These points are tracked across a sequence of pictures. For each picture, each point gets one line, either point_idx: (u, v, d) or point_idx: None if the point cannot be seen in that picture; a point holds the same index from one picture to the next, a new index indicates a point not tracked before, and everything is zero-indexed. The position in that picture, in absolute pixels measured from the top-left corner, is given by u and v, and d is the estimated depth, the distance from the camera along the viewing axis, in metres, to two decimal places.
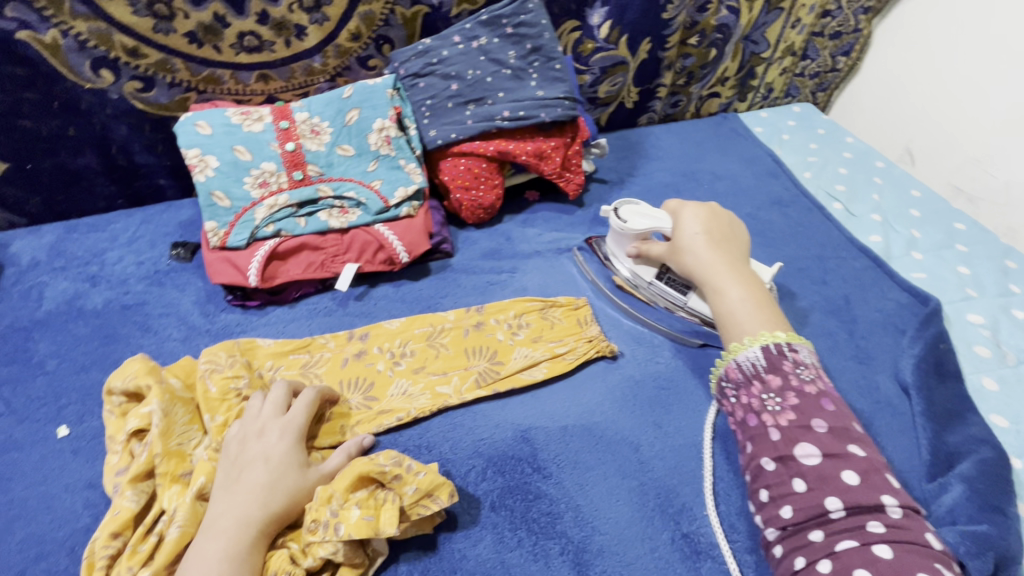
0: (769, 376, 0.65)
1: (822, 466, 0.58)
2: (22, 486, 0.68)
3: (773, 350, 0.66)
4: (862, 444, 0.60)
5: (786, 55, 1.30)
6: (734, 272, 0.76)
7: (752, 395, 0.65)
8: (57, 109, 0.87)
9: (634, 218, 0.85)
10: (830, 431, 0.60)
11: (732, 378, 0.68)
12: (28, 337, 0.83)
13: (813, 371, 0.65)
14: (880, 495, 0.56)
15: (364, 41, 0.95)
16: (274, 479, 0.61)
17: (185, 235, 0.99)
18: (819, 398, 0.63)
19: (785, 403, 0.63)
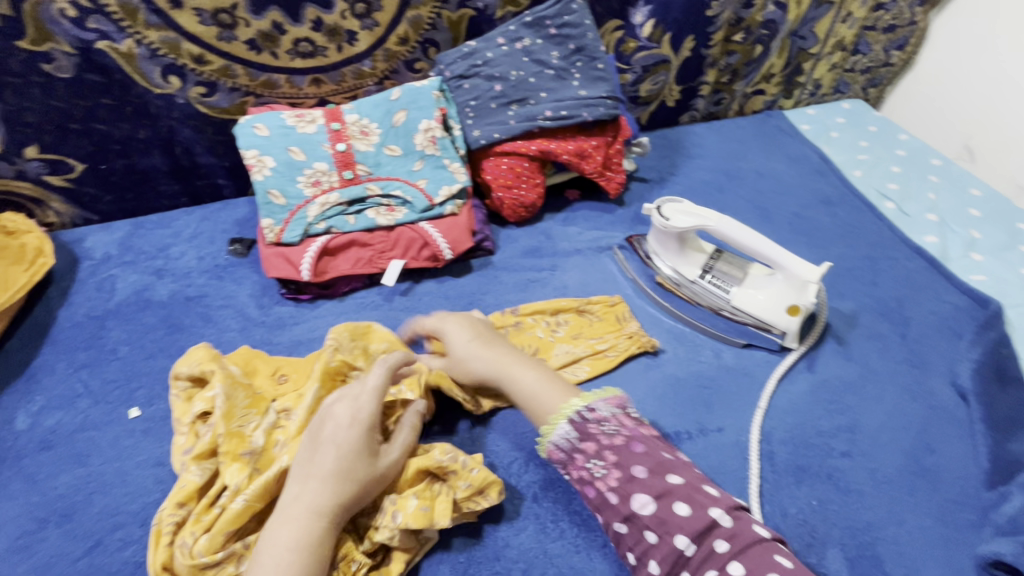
0: (585, 444, 0.61)
1: (659, 510, 0.56)
2: (99, 461, 0.73)
3: (576, 421, 0.62)
4: (682, 471, 0.58)
5: (835, 51, 1.26)
6: (517, 368, 0.70)
7: (582, 467, 0.61)
8: (130, 113, 0.94)
9: (677, 216, 0.84)
10: (654, 472, 0.58)
11: (559, 454, 0.63)
12: (102, 325, 0.90)
13: (617, 421, 0.62)
14: (714, 509, 0.55)
15: (412, 45, 0.98)
16: (346, 469, 0.59)
17: (242, 232, 1.04)
18: (629, 443, 0.60)
19: (606, 462, 0.60)
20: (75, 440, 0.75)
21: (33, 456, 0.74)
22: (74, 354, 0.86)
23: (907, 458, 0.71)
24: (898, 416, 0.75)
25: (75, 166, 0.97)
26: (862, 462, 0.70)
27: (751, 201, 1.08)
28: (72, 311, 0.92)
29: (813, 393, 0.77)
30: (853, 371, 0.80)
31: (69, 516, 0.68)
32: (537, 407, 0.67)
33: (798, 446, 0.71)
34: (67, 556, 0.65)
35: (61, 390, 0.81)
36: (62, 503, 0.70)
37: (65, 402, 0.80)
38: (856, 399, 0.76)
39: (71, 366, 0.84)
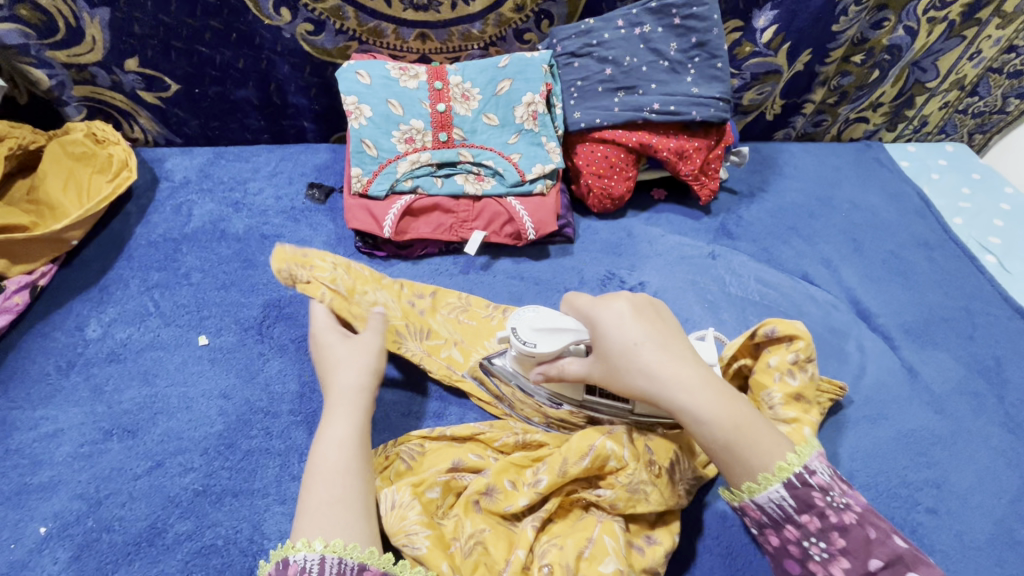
0: (801, 518, 0.54)
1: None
2: (165, 383, 0.73)
3: (794, 484, 0.54)
4: (879, 553, 0.50)
5: (952, 88, 1.19)
6: (707, 389, 0.57)
7: (787, 540, 0.55)
8: (234, 40, 0.92)
9: (541, 339, 0.63)
10: (887, 564, 0.50)
11: (754, 518, 0.56)
12: (176, 249, 0.89)
13: (844, 492, 0.54)
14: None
15: (526, 14, 0.95)
16: (336, 350, 0.67)
17: (321, 177, 1.03)
18: (859, 527, 0.52)
19: (832, 547, 0.52)
20: (143, 358, 0.75)
21: (102, 366, 0.73)
22: (147, 274, 0.85)
23: (997, 526, 0.67)
24: (990, 480, 0.71)
25: (170, 86, 0.96)
26: (949, 522, 0.67)
27: (843, 232, 1.04)
28: (149, 229, 0.91)
29: (899, 441, 0.74)
30: (942, 426, 0.76)
31: (133, 433, 0.68)
32: (737, 457, 0.55)
33: (881, 494, 0.69)
34: (129, 472, 0.65)
35: (133, 306, 0.80)
36: (127, 418, 0.69)
37: (136, 318, 0.79)
38: (946, 455, 0.73)
39: (144, 285, 0.83)
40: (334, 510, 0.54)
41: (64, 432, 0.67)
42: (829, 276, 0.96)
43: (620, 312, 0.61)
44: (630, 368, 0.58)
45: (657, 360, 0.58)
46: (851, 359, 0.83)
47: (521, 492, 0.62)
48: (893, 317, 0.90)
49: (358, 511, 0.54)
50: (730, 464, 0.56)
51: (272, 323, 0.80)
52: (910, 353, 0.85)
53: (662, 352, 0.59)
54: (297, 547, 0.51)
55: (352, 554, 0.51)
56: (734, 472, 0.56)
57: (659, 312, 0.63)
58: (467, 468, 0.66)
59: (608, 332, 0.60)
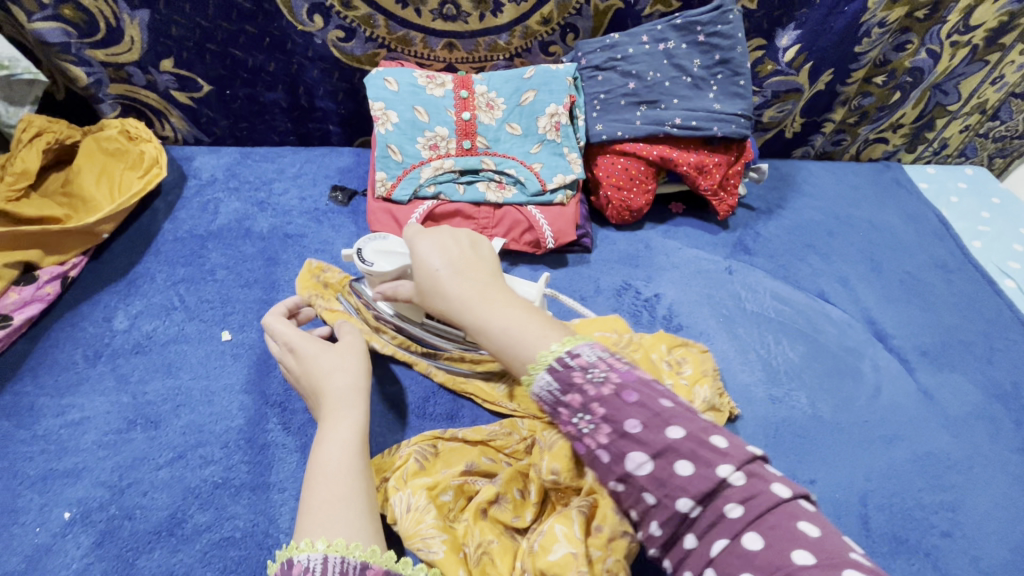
0: (569, 398, 0.49)
1: (655, 470, 0.45)
2: (188, 376, 0.74)
3: (558, 368, 0.50)
4: (682, 422, 0.46)
5: (974, 112, 1.20)
6: (492, 302, 0.57)
7: (567, 423, 0.49)
8: (266, 45, 0.95)
9: (379, 261, 0.71)
10: (648, 426, 0.46)
11: (547, 404, 0.51)
12: (202, 245, 0.91)
13: (604, 365, 0.49)
14: (725, 462, 0.44)
15: (552, 27, 0.96)
16: (320, 356, 0.65)
17: (344, 180, 1.05)
18: (617, 394, 0.47)
19: (595, 418, 0.47)
20: (168, 350, 0.77)
21: (128, 357, 0.75)
22: (174, 268, 0.87)
23: (1014, 553, 0.67)
24: (1007, 506, 0.71)
25: (203, 87, 0.99)
26: (965, 546, 0.67)
27: (861, 251, 1.04)
28: (176, 225, 0.93)
29: (915, 463, 0.74)
30: (960, 450, 0.76)
31: (156, 424, 0.69)
32: (513, 360, 0.54)
33: (897, 516, 0.69)
34: (151, 462, 0.66)
35: (159, 300, 0.82)
36: (151, 409, 0.70)
37: (162, 311, 0.81)
38: (963, 479, 0.73)
39: (170, 279, 0.85)
40: (343, 508, 0.53)
41: (89, 420, 0.69)
42: (846, 295, 0.95)
43: (427, 243, 0.63)
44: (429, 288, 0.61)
45: (436, 271, 0.60)
46: (868, 379, 0.82)
47: (529, 506, 0.62)
48: (910, 339, 0.89)
49: (361, 510, 0.53)
50: (515, 363, 0.54)
51: None
52: (927, 375, 0.84)
53: (437, 260, 0.61)
54: (301, 547, 0.49)
55: (355, 552, 0.49)
56: (517, 366, 0.54)
57: (475, 245, 0.64)
58: (479, 473, 0.67)
59: (424, 256, 0.61)
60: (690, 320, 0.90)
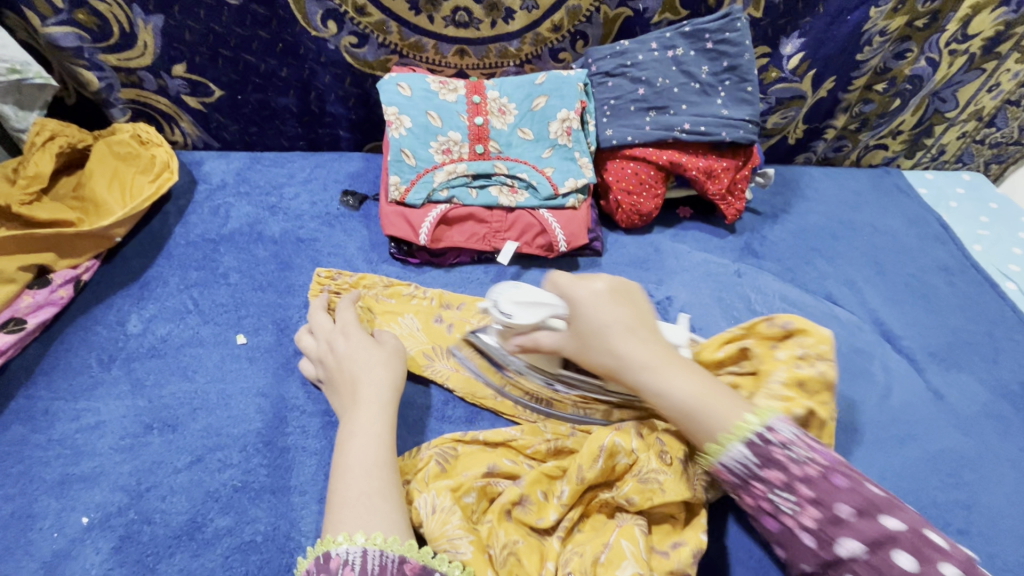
0: (765, 473, 0.55)
1: (869, 556, 0.49)
2: (204, 380, 0.74)
3: (755, 442, 0.55)
4: (899, 515, 0.50)
5: (970, 119, 1.22)
6: (671, 364, 0.61)
7: (760, 496, 0.56)
8: (280, 50, 0.95)
9: (519, 311, 0.68)
10: (861, 513, 0.50)
11: (726, 480, 0.58)
12: (214, 249, 0.91)
13: (804, 448, 0.54)
14: (900, 550, 0.48)
15: (562, 34, 0.98)
16: (368, 356, 0.66)
17: (354, 185, 1.05)
18: (825, 476, 0.53)
19: (798, 497, 0.53)
20: (183, 354, 0.76)
21: (142, 361, 0.75)
22: (187, 272, 0.87)
23: None
24: (1019, 503, 0.72)
25: (214, 92, 0.99)
26: (981, 543, 0.68)
27: (866, 255, 1.05)
28: (187, 229, 0.93)
29: (928, 462, 0.75)
30: (971, 448, 0.77)
31: (173, 427, 0.69)
32: (695, 425, 0.58)
33: None
34: (170, 466, 0.65)
35: (172, 304, 0.82)
36: (167, 412, 0.70)
37: (176, 315, 0.81)
38: (975, 478, 0.74)
39: (183, 283, 0.85)
40: (378, 500, 0.54)
41: (106, 424, 0.68)
42: (853, 297, 0.97)
43: (589, 288, 0.64)
44: (637, 362, 0.61)
45: (619, 330, 0.62)
46: (878, 380, 0.83)
47: (552, 504, 0.63)
48: (917, 340, 0.91)
49: (393, 502, 0.54)
50: (696, 429, 0.59)
51: None
52: (935, 375, 0.86)
53: (619, 315, 0.63)
54: (336, 541, 0.50)
55: (393, 547, 0.50)
56: (696, 431, 0.59)
57: (637, 296, 0.67)
58: (502, 474, 0.67)
59: (589, 311, 0.63)
60: (701, 322, 0.91)
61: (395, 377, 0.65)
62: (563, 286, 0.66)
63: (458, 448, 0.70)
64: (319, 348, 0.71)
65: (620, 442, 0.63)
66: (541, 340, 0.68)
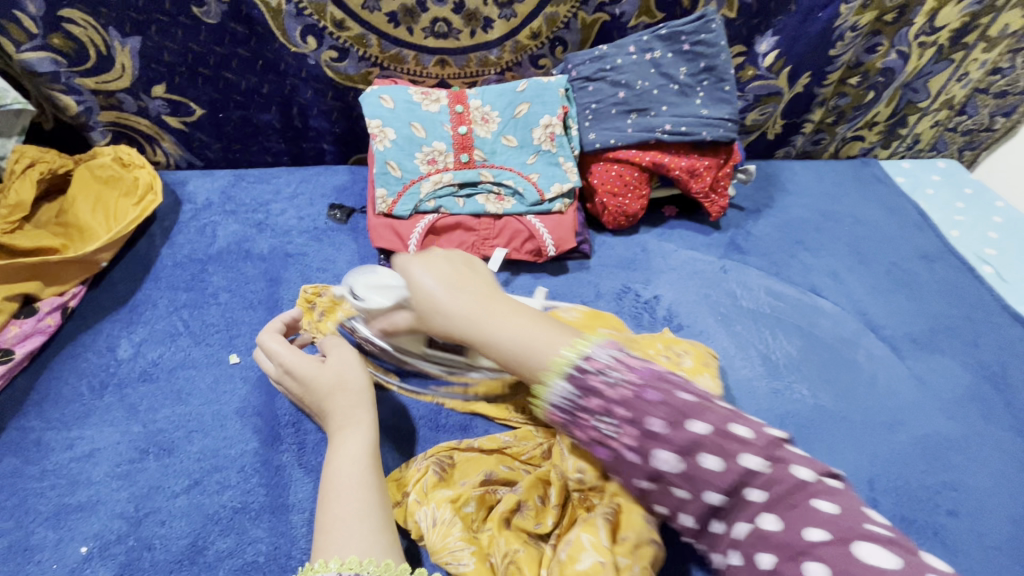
0: (589, 400, 0.53)
1: (687, 468, 0.49)
2: (198, 402, 0.73)
3: (573, 375, 0.53)
4: (707, 417, 0.49)
5: (942, 108, 1.25)
6: (497, 314, 0.58)
7: (589, 427, 0.54)
8: (260, 67, 0.95)
9: (373, 296, 0.67)
10: (673, 426, 0.49)
11: (558, 418, 0.56)
12: (203, 269, 0.90)
13: (620, 366, 0.52)
14: (753, 477, 0.47)
15: (541, 41, 0.99)
16: (327, 374, 0.64)
17: (341, 198, 1.05)
18: (641, 393, 0.51)
19: (618, 419, 0.51)
20: (175, 376, 0.76)
21: (134, 385, 0.74)
22: (175, 293, 0.86)
23: (1015, 527, 0.70)
24: (1004, 482, 0.74)
25: (195, 110, 0.99)
26: (969, 524, 0.70)
27: (848, 245, 1.08)
28: (174, 250, 0.93)
29: (916, 447, 0.77)
30: (956, 431, 0.79)
31: (168, 451, 0.68)
32: (528, 366, 0.55)
33: (903, 499, 0.72)
34: (167, 490, 0.65)
35: (163, 326, 0.81)
36: (162, 436, 0.70)
37: (166, 338, 0.80)
38: (962, 460, 0.76)
39: (172, 304, 0.85)
40: (359, 521, 0.53)
41: (100, 451, 0.68)
42: (837, 288, 0.99)
43: (427, 267, 0.62)
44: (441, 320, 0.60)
45: (433, 283, 0.60)
46: (864, 368, 0.85)
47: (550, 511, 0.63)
48: (900, 327, 0.93)
49: (375, 524, 0.54)
50: (530, 366, 0.55)
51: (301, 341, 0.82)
52: (918, 360, 0.88)
53: (441, 280, 0.61)
54: (314, 568, 0.49)
55: (368, 568, 0.49)
56: (532, 369, 0.55)
57: (473, 266, 0.65)
58: (499, 481, 0.68)
59: (416, 280, 0.62)
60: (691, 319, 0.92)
61: (362, 387, 0.65)
62: (405, 266, 0.64)
63: (454, 455, 0.71)
64: (276, 361, 0.67)
65: None
66: (397, 323, 0.67)
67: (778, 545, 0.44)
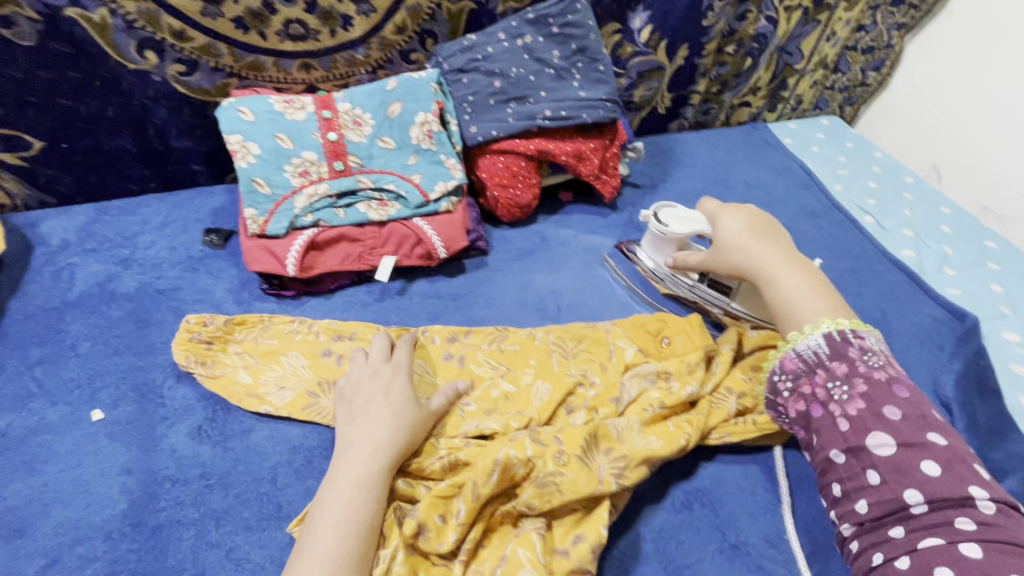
0: (833, 364, 0.63)
1: (898, 456, 0.56)
2: (56, 469, 0.66)
3: (835, 338, 0.64)
4: (943, 435, 0.57)
5: (818, 68, 1.30)
6: (781, 258, 0.75)
7: (813, 389, 0.63)
8: (98, 89, 0.86)
9: (675, 222, 0.87)
10: (907, 419, 0.58)
11: (790, 367, 0.66)
12: (60, 318, 0.82)
13: (879, 358, 0.63)
14: (968, 485, 0.53)
15: (408, 35, 0.95)
16: (400, 411, 0.67)
17: (219, 222, 0.98)
18: (890, 383, 0.61)
19: (853, 390, 0.61)
20: (28, 445, 0.68)
21: None
22: (27, 350, 0.78)
23: None
24: None
25: (33, 143, 0.88)
26: None
27: None
28: (24, 302, 0.83)
29: None
30: None
31: (21, 531, 0.62)
32: (793, 314, 0.70)
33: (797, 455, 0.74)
34: None
35: (12, 390, 0.73)
36: (14, 515, 0.63)
37: (16, 402, 0.72)
38: None
39: (23, 363, 0.76)
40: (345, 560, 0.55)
41: None
42: None
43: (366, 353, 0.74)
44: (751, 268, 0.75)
45: (749, 240, 0.77)
46: None
47: (451, 527, 0.60)
48: None
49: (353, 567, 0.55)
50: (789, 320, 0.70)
51: (176, 385, 0.75)
52: None
53: (757, 239, 0.77)
54: None
55: None
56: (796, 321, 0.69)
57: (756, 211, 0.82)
58: (402, 499, 0.64)
59: (723, 226, 0.80)
60: (592, 304, 0.91)
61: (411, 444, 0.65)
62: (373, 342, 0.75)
63: None
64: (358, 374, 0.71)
65: (512, 454, 0.62)
66: (688, 258, 0.84)
67: (963, 569, 0.49)
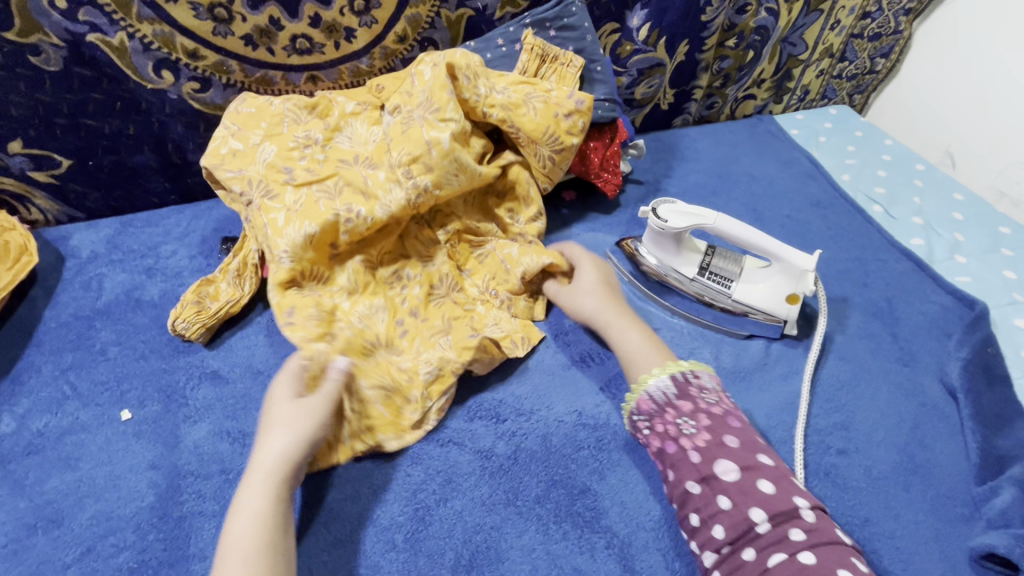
0: (680, 403, 0.69)
1: (741, 479, 0.62)
2: (89, 465, 0.71)
3: (679, 377, 0.70)
4: (767, 453, 0.65)
5: (823, 57, 1.29)
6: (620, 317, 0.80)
7: (669, 422, 0.68)
8: (119, 109, 0.92)
9: (675, 216, 0.83)
10: (742, 446, 0.64)
11: (645, 408, 0.70)
12: (90, 325, 0.87)
13: (715, 395, 0.70)
14: (796, 496, 0.61)
15: (409, 43, 0.98)
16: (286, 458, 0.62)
17: (235, 230, 1.02)
18: (724, 417, 0.67)
19: (699, 425, 0.66)
20: (63, 443, 0.73)
21: (19, 460, 0.71)
22: (61, 355, 0.83)
23: (901, 454, 0.74)
24: (892, 413, 0.78)
25: (62, 162, 0.94)
26: (859, 459, 0.73)
27: (744, 204, 1.10)
28: (58, 310, 0.89)
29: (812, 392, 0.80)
30: (847, 370, 0.82)
31: (58, 522, 0.66)
32: (636, 363, 0.75)
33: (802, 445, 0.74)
34: (57, 563, 0.63)
35: (48, 393, 0.78)
36: (52, 508, 0.67)
37: (52, 404, 0.77)
38: (852, 398, 0.79)
39: (58, 368, 0.81)
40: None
41: None
42: None
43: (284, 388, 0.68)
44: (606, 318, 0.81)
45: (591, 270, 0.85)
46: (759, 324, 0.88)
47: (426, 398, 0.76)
48: None
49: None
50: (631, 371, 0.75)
51: (198, 385, 0.80)
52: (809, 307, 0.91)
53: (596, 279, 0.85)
54: None
55: None
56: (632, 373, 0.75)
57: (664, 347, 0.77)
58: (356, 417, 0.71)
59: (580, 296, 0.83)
60: None
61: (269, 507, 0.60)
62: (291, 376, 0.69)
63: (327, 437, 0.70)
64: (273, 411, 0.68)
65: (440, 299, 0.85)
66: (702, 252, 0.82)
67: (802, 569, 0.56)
